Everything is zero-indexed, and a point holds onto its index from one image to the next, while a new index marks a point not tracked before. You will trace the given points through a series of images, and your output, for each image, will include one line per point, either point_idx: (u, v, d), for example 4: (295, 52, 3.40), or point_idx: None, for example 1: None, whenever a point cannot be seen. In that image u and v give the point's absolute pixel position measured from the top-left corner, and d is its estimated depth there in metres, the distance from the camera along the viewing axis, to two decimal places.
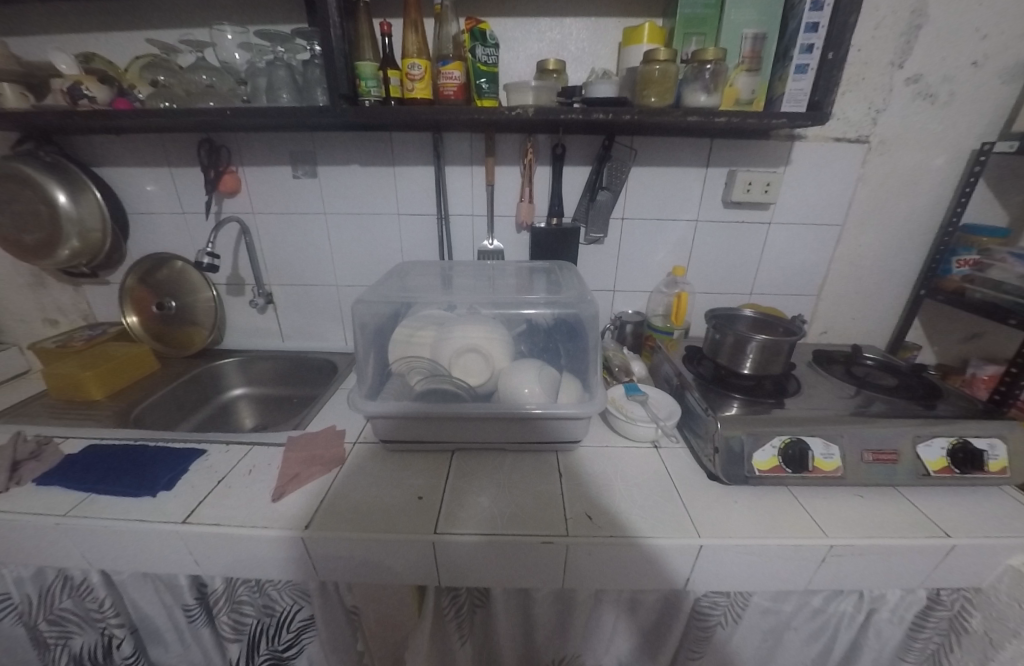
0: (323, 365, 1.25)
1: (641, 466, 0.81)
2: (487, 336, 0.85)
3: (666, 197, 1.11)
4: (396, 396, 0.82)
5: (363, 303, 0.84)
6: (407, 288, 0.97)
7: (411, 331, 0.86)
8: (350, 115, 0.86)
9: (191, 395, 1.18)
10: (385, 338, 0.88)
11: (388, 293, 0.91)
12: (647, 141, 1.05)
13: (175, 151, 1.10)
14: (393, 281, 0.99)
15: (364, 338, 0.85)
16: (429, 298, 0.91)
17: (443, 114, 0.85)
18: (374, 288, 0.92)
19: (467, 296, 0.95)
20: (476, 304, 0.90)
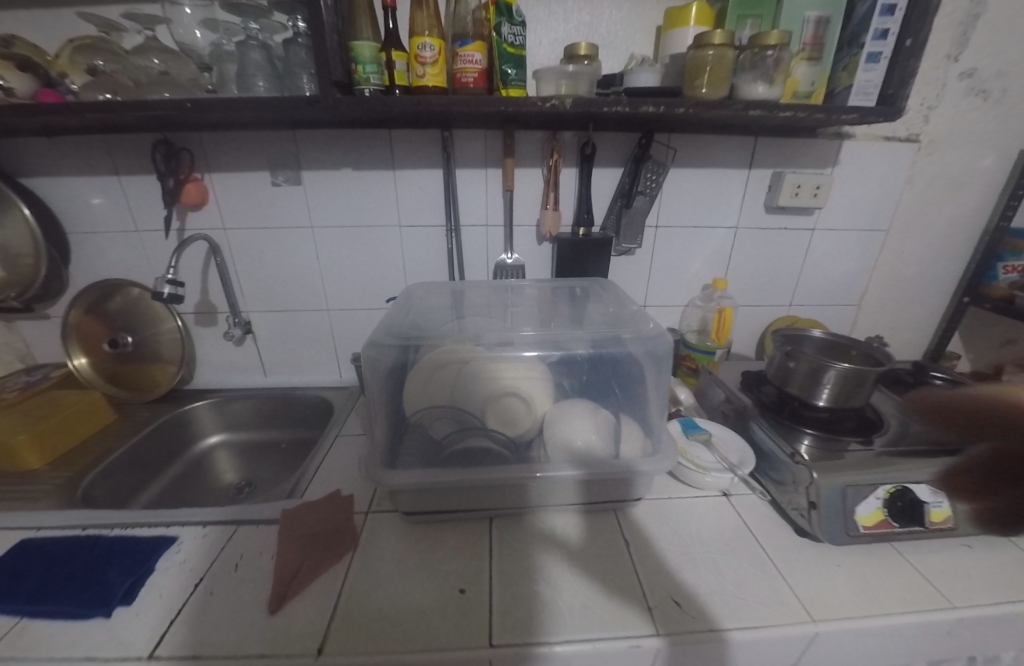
0: (315, 403, 1.08)
1: (718, 525, 0.68)
2: (524, 378, 0.69)
3: (706, 201, 0.98)
4: (418, 461, 0.65)
5: (374, 346, 0.67)
6: (428, 325, 0.79)
7: (433, 373, 0.70)
8: (345, 108, 0.69)
9: (157, 449, 0.99)
10: (398, 386, 0.70)
11: (406, 328, 0.74)
12: (686, 139, 0.92)
13: (124, 157, 0.91)
14: (405, 309, 0.83)
15: (379, 388, 0.68)
16: (449, 332, 0.74)
17: (462, 106, 0.70)
18: (382, 322, 0.75)
19: (495, 327, 0.80)
20: (505, 333, 0.74)
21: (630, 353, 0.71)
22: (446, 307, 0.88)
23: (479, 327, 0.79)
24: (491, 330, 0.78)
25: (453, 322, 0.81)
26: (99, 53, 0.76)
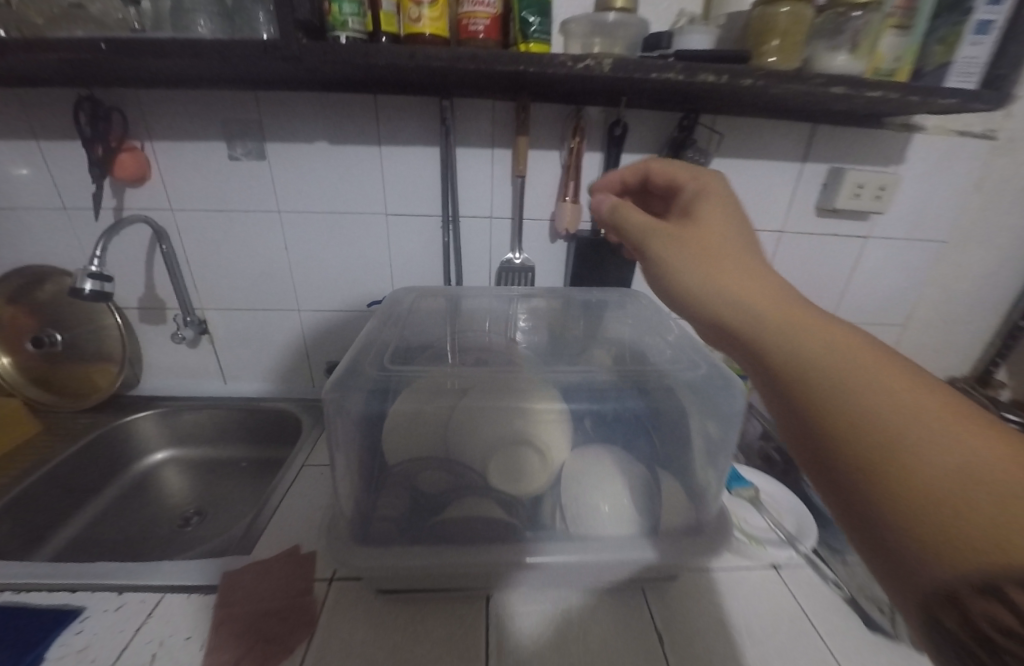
0: (281, 418, 0.92)
1: (785, 623, 0.51)
2: (540, 426, 0.51)
3: (753, 198, 0.83)
4: (395, 532, 0.49)
5: (340, 385, 0.50)
6: (419, 356, 0.60)
7: (417, 418, 0.51)
8: (315, 58, 0.53)
9: (90, 469, 0.84)
10: (371, 439, 0.52)
11: (389, 358, 0.56)
12: (733, 126, 0.77)
13: (46, 117, 0.74)
14: (390, 325, 0.66)
15: (347, 440, 0.50)
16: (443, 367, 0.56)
17: (468, 63, 0.53)
18: (360, 347, 0.59)
19: (503, 356, 0.63)
20: (514, 368, 0.58)
21: (678, 395, 0.55)
22: (441, 326, 0.70)
23: (485, 358, 0.61)
24: (501, 362, 0.60)
25: (453, 348, 0.64)
26: None
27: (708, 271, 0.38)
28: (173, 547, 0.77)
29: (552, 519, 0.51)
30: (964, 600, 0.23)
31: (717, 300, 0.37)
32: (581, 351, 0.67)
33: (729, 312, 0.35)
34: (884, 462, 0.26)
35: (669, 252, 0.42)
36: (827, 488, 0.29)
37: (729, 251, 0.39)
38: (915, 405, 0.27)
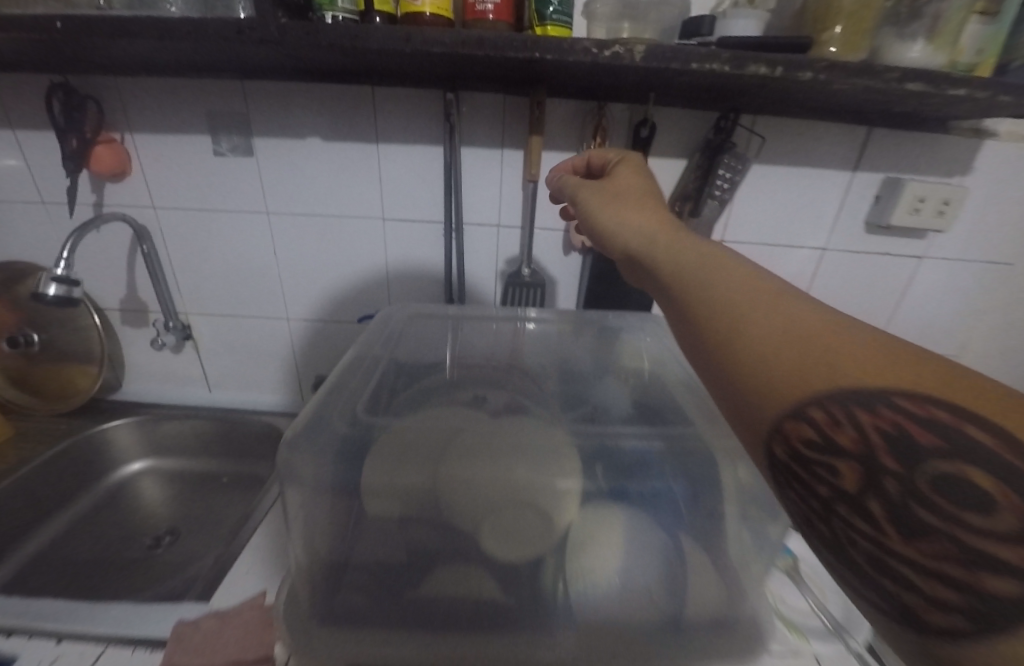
0: (267, 434, 0.86)
1: None
2: (546, 488, 0.42)
3: (795, 211, 0.73)
4: (364, 608, 0.41)
5: (296, 444, 0.43)
6: (406, 401, 0.53)
7: (399, 469, 0.42)
8: (295, 39, 0.44)
9: (60, 480, 0.79)
10: (343, 501, 0.43)
11: (364, 407, 0.49)
12: (776, 128, 0.67)
13: (23, 105, 0.69)
14: (377, 357, 0.58)
15: (313, 504, 0.42)
16: (424, 415, 0.49)
17: (474, 48, 0.44)
18: (326, 393, 0.50)
19: (505, 395, 0.55)
20: (510, 417, 0.49)
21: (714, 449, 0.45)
22: (438, 352, 0.63)
23: (483, 398, 0.53)
24: (498, 408, 0.52)
25: (446, 386, 0.56)
26: None
27: (612, 203, 0.44)
28: (123, 585, 0.67)
29: (566, 603, 0.41)
30: (786, 430, 0.27)
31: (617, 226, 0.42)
32: (600, 392, 0.58)
33: (627, 240, 0.41)
34: (725, 313, 0.31)
35: (587, 200, 0.47)
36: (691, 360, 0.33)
37: (633, 194, 0.45)
38: (745, 285, 0.31)
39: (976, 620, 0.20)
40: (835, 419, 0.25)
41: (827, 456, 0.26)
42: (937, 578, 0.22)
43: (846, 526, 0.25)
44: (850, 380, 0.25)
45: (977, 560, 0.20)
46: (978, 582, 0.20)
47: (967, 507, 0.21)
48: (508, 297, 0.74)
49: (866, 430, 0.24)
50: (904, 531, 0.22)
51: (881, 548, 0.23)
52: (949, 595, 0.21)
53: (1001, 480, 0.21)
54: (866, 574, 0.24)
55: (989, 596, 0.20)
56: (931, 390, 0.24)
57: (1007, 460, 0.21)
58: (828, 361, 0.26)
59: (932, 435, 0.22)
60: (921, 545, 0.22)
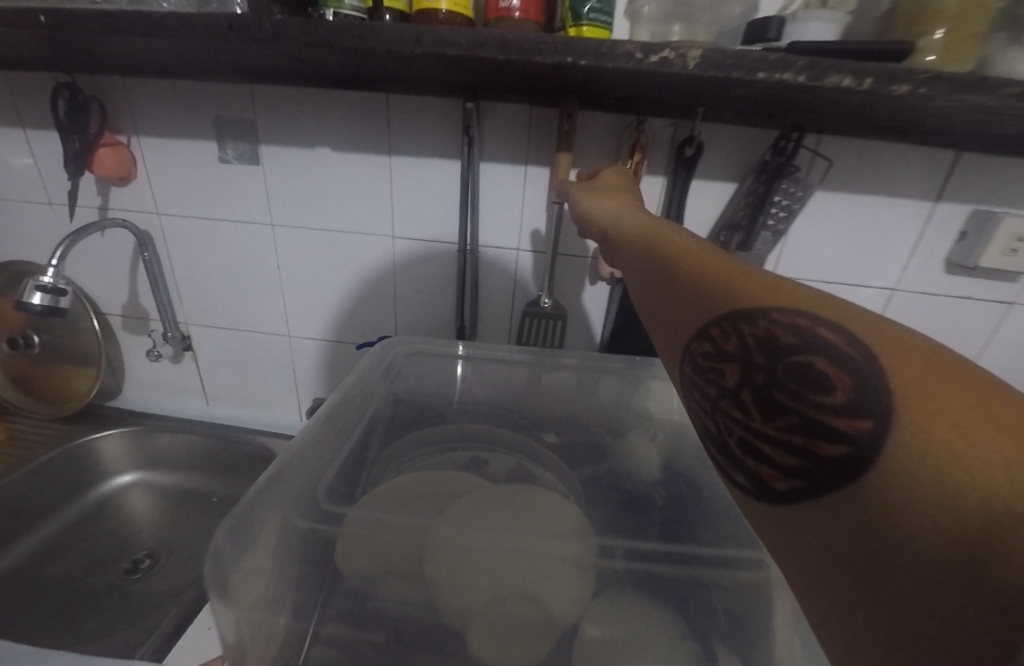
0: (262, 456, 0.81)
1: None
2: (568, 603, 0.34)
3: (862, 246, 0.62)
4: None
5: (242, 523, 0.33)
6: (388, 462, 0.47)
7: (382, 527, 0.37)
8: (292, 38, 0.38)
9: (43, 490, 0.75)
10: (309, 585, 0.35)
11: (337, 474, 0.42)
12: (844, 149, 0.57)
13: (34, 105, 0.67)
14: (365, 401, 0.51)
15: (271, 611, 0.33)
16: (409, 484, 0.42)
17: (495, 51, 0.37)
18: (294, 453, 0.41)
19: (508, 459, 0.48)
20: (513, 492, 0.42)
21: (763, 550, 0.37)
22: (446, 395, 0.57)
23: (482, 461, 0.47)
24: (498, 478, 0.45)
25: (438, 445, 0.49)
26: None
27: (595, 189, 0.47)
28: (96, 625, 0.62)
29: None
30: (689, 345, 0.28)
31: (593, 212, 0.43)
32: (620, 450, 0.51)
33: (597, 216, 0.43)
34: (653, 251, 0.33)
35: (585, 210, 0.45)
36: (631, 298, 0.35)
37: (614, 186, 0.46)
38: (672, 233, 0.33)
39: (814, 484, 0.20)
40: (722, 329, 0.26)
41: (715, 365, 0.26)
42: (784, 449, 0.22)
43: (721, 420, 0.25)
44: (733, 294, 0.26)
45: (819, 431, 0.21)
46: (817, 449, 0.20)
47: (814, 390, 0.21)
48: (524, 330, 0.66)
49: (742, 334, 0.25)
50: (765, 413, 0.23)
51: (746, 432, 0.24)
52: (792, 461, 0.21)
53: (842, 365, 0.21)
54: (734, 461, 0.25)
55: (824, 460, 0.20)
56: (799, 298, 0.24)
57: (851, 349, 0.21)
58: (721, 284, 0.27)
59: (794, 331, 0.23)
60: (777, 424, 0.22)
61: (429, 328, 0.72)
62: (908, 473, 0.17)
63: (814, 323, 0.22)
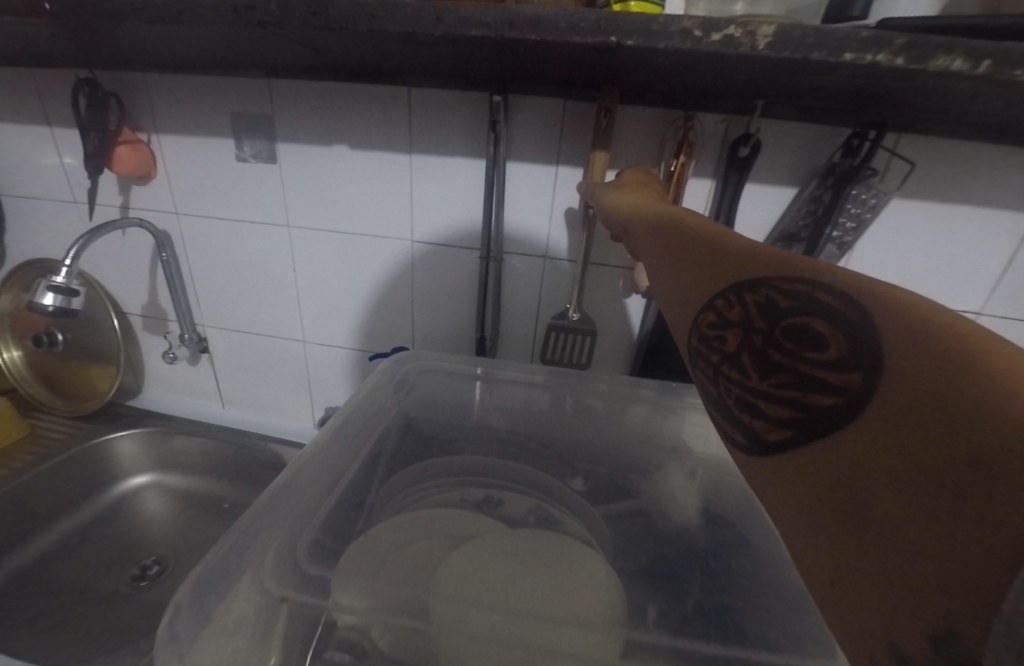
0: (273, 465, 0.78)
1: None
2: None
3: (944, 263, 0.53)
4: None
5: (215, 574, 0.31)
6: (391, 497, 0.41)
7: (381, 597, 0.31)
8: (300, 20, 0.34)
9: (59, 490, 0.75)
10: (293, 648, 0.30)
11: (330, 514, 0.37)
12: (928, 150, 0.49)
13: (60, 101, 0.66)
14: (374, 420, 0.47)
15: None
16: (407, 529, 0.37)
17: (526, 31, 0.32)
18: (287, 485, 0.37)
19: (529, 499, 0.42)
20: (523, 548, 0.36)
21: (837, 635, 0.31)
22: (465, 415, 0.51)
23: (497, 500, 0.42)
24: (514, 522, 0.39)
25: (450, 480, 0.44)
26: None
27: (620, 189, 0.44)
28: (95, 637, 0.60)
29: None
30: (694, 316, 0.29)
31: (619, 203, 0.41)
32: (655, 488, 0.45)
33: (618, 210, 0.41)
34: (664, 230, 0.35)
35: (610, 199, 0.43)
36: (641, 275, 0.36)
37: (641, 190, 0.43)
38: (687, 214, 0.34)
39: (803, 433, 0.21)
40: (728, 299, 0.27)
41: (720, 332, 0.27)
42: (777, 402, 0.23)
43: (722, 382, 0.26)
44: (738, 267, 0.27)
45: (811, 385, 0.21)
46: (807, 401, 0.21)
47: (809, 349, 0.22)
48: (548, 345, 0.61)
49: (747, 303, 0.26)
50: (762, 372, 0.24)
51: (742, 390, 0.24)
52: (784, 413, 0.22)
53: (835, 323, 0.21)
54: (731, 420, 0.25)
55: (813, 410, 0.21)
56: (799, 265, 0.25)
57: (843, 307, 0.22)
58: (729, 260, 0.28)
59: (793, 295, 0.24)
60: (772, 381, 0.23)
61: (447, 338, 0.68)
62: (889, 417, 0.18)
63: (812, 286, 0.23)
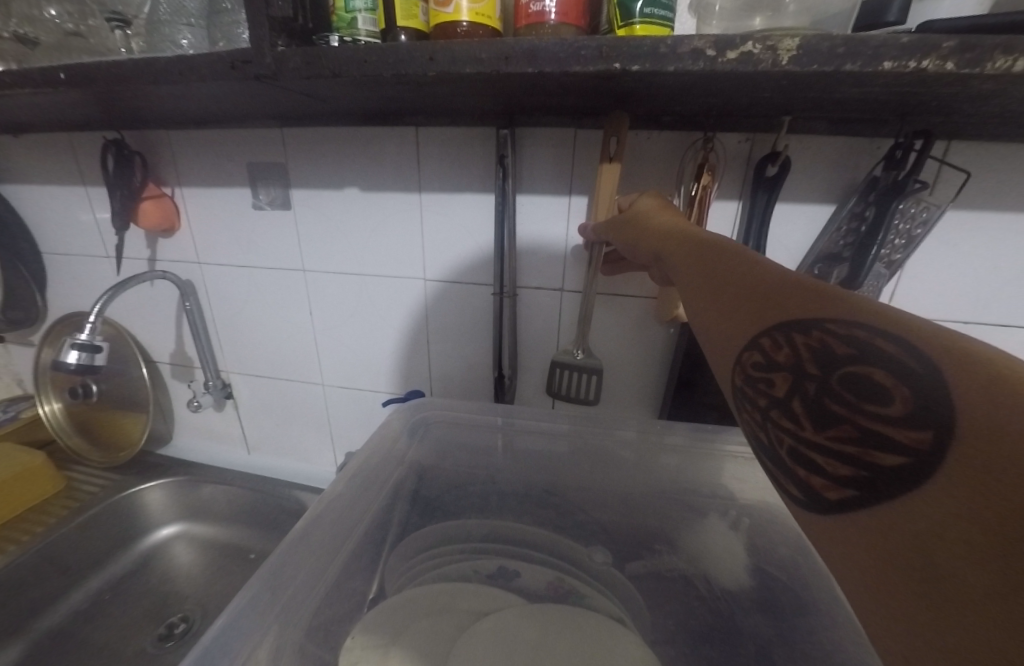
0: (295, 511, 0.77)
1: None
2: None
3: (1016, 283, 0.47)
4: None
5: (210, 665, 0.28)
6: (403, 568, 0.38)
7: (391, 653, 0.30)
8: (295, 72, 0.34)
9: (91, 545, 0.76)
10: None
11: (333, 585, 0.34)
12: (985, 159, 0.44)
13: (93, 163, 0.70)
14: (385, 473, 0.44)
15: None
16: (418, 604, 0.34)
17: (523, 64, 0.30)
18: (291, 543, 0.35)
19: (545, 570, 0.38)
20: (546, 638, 0.32)
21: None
22: (483, 464, 0.48)
23: (512, 570, 0.38)
24: (531, 596, 0.36)
25: (465, 546, 0.40)
26: None
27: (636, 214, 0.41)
28: None
29: None
30: (734, 352, 0.27)
31: (640, 227, 0.39)
32: (694, 545, 0.40)
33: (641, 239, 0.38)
34: (692, 248, 0.33)
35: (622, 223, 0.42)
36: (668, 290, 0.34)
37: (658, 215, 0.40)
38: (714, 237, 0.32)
39: (868, 496, 0.19)
40: (775, 339, 0.25)
41: (764, 369, 0.25)
42: (837, 459, 0.21)
43: (769, 430, 0.25)
44: (783, 306, 0.26)
45: (877, 443, 0.20)
46: (871, 461, 0.20)
47: (869, 401, 0.21)
48: (552, 382, 0.57)
49: (795, 344, 0.24)
50: (816, 422, 0.22)
51: (795, 441, 0.23)
52: (845, 472, 0.21)
53: (900, 376, 0.20)
54: (783, 472, 0.24)
55: (881, 472, 0.19)
56: (852, 305, 0.23)
57: (908, 359, 0.20)
58: (771, 299, 0.26)
59: (850, 342, 0.22)
60: (829, 433, 0.22)
61: (465, 377, 0.66)
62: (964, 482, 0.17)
63: (868, 332, 0.22)
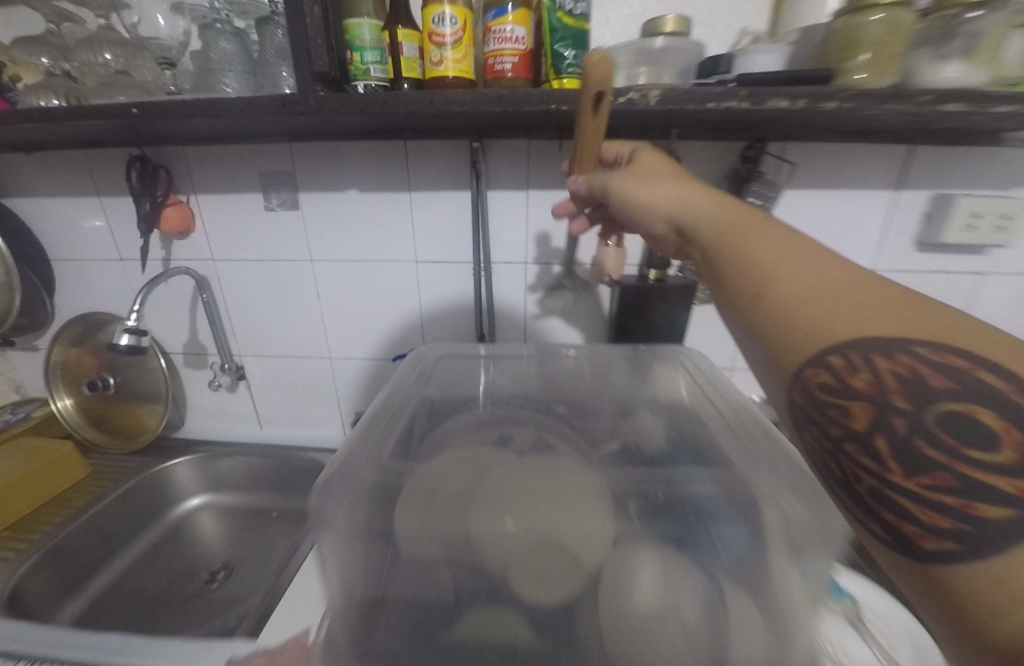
0: (312, 470, 0.90)
1: None
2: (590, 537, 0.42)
3: (837, 237, 0.68)
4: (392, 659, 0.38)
5: (326, 488, 0.43)
6: (435, 439, 0.55)
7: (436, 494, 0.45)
8: (332, 109, 0.48)
9: (126, 516, 0.85)
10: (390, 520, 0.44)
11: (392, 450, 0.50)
12: (806, 155, 0.64)
13: (108, 177, 0.80)
14: (407, 400, 0.58)
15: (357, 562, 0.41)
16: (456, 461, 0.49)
17: (494, 104, 0.46)
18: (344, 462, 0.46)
19: (530, 432, 0.56)
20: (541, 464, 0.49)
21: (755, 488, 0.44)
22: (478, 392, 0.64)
23: (509, 436, 0.55)
24: (524, 448, 0.53)
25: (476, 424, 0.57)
26: (43, 48, 0.59)
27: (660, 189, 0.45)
28: (189, 625, 0.72)
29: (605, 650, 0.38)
30: (804, 374, 0.31)
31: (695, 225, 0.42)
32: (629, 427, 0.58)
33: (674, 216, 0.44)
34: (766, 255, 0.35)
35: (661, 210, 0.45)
36: (727, 284, 0.37)
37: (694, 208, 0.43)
38: (784, 246, 0.35)
39: (970, 549, 0.23)
40: (855, 364, 0.28)
41: (849, 400, 0.28)
42: (934, 508, 0.25)
43: (852, 465, 0.28)
44: (877, 323, 0.29)
45: (977, 495, 0.24)
46: (974, 511, 0.23)
47: (969, 446, 0.24)
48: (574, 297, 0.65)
49: (882, 374, 0.27)
50: (910, 467, 0.25)
51: (889, 483, 0.26)
52: (946, 523, 0.24)
53: (1007, 421, 0.24)
54: (869, 509, 0.27)
55: (985, 524, 0.23)
56: (941, 333, 0.28)
57: (1008, 405, 0.24)
58: (847, 315, 0.30)
59: (948, 381, 0.26)
60: (924, 481, 0.25)
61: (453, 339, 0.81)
62: None
63: (967, 372, 0.26)
